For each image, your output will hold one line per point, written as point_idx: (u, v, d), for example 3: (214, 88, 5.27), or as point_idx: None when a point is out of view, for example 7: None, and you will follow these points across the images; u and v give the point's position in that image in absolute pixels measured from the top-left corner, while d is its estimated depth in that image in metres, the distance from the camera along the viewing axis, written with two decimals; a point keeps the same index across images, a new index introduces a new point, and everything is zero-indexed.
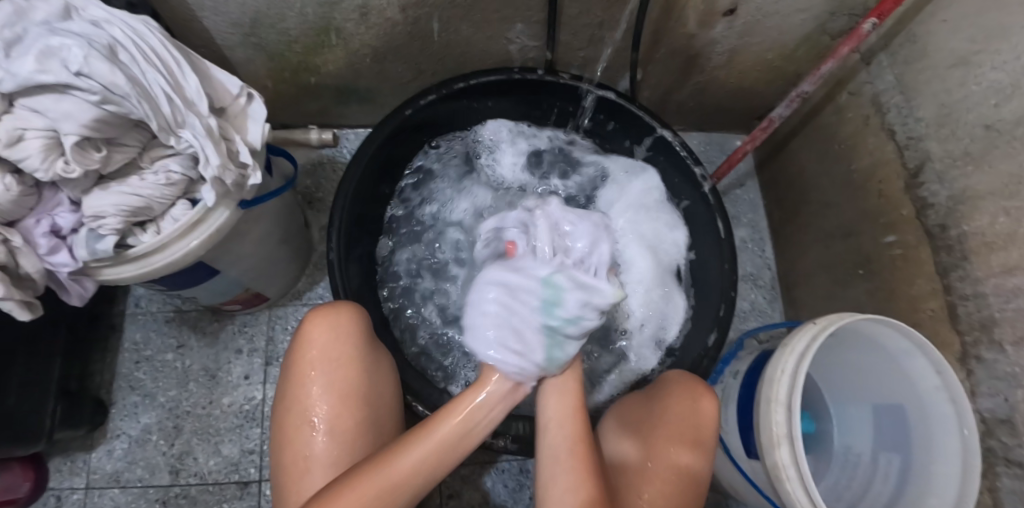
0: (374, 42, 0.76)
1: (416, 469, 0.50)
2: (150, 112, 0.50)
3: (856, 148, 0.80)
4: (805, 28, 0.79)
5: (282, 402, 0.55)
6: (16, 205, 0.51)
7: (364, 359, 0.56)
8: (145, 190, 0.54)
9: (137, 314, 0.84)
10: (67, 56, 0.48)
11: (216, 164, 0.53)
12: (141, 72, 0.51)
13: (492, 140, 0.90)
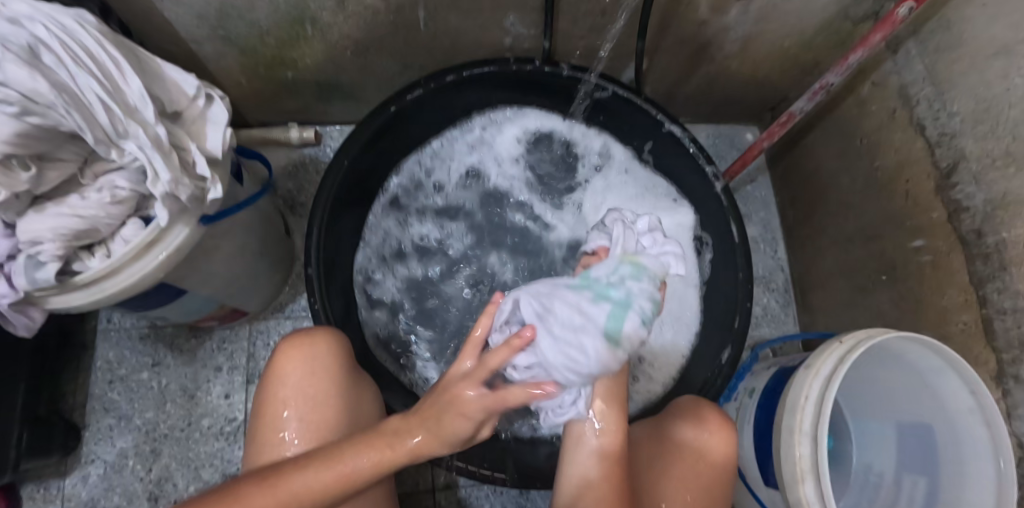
0: (354, 33, 0.70)
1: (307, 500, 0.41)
2: (84, 122, 0.45)
3: (881, 144, 0.73)
4: (827, 12, 0.72)
5: (253, 442, 0.51)
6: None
7: (337, 394, 0.52)
8: (86, 211, 0.48)
9: (110, 331, 0.78)
10: None
11: (167, 180, 0.48)
12: (71, 76, 0.45)
13: (500, 123, 0.83)
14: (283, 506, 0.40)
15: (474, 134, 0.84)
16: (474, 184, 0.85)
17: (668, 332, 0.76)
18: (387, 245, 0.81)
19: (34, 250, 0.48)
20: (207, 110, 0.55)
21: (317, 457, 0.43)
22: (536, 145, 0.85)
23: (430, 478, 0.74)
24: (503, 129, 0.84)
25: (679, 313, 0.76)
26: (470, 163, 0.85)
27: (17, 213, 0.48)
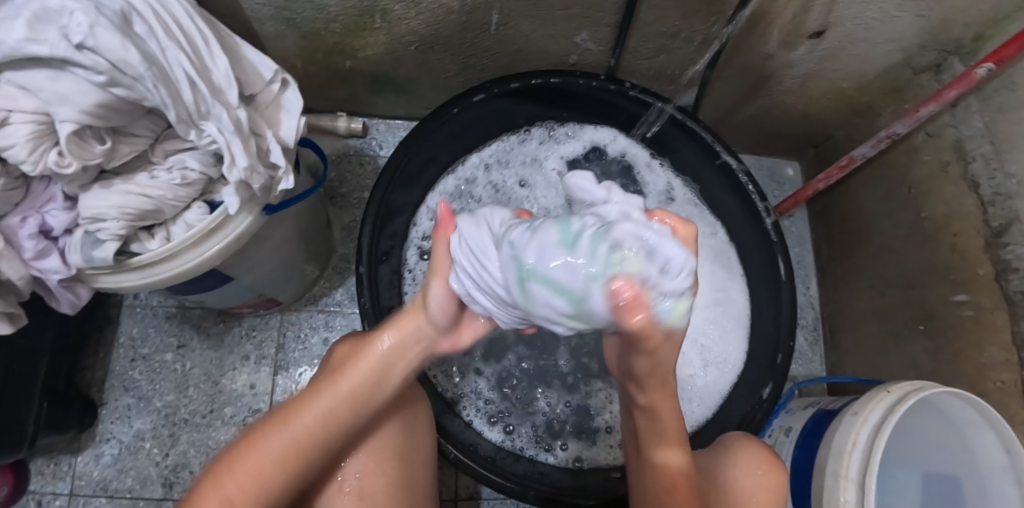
0: (422, 29, 0.68)
1: (298, 441, 0.42)
2: (170, 100, 0.42)
3: (929, 195, 0.74)
4: (890, 59, 0.72)
5: None
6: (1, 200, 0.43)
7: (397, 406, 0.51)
8: (155, 192, 0.46)
9: (135, 307, 0.76)
10: (67, 23, 0.38)
11: (244, 167, 0.46)
12: (160, 48, 0.42)
13: (556, 139, 0.83)
14: (293, 440, 0.42)
15: (531, 148, 0.82)
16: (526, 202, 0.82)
17: (705, 374, 0.76)
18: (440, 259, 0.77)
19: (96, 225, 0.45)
20: (281, 95, 0.53)
21: (294, 405, 0.43)
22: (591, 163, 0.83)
23: (453, 486, 0.73)
24: (557, 145, 0.83)
25: (720, 354, 0.77)
26: (522, 175, 0.82)
27: (81, 187, 0.45)
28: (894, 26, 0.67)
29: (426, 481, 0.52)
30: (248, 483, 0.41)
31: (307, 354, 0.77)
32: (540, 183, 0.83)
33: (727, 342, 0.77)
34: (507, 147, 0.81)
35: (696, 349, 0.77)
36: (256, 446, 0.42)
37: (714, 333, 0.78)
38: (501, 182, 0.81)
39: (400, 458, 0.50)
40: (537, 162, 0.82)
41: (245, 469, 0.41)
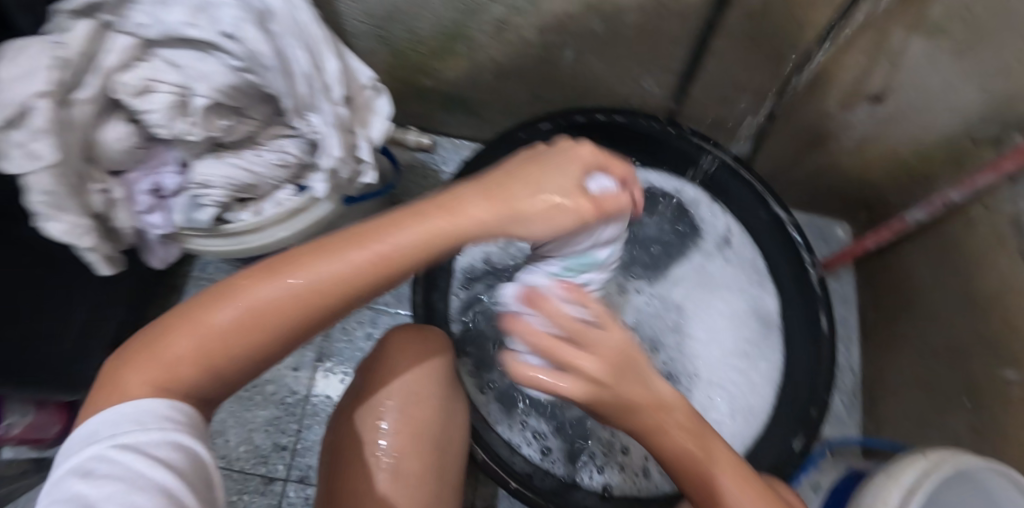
0: (501, 59, 0.75)
1: (293, 312, 0.33)
2: (285, 88, 0.49)
3: (983, 267, 0.74)
4: (949, 129, 0.73)
5: (348, 424, 0.53)
6: (127, 156, 0.49)
7: (442, 397, 0.55)
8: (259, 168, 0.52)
9: (201, 280, 0.83)
10: (219, 15, 0.46)
11: (336, 157, 0.51)
12: (287, 46, 0.48)
13: None
14: (297, 300, 0.33)
15: None
16: None
17: (732, 421, 0.76)
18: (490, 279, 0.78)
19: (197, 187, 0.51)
20: (373, 100, 0.58)
21: (295, 261, 0.33)
22: (644, 209, 0.86)
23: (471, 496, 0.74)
24: None
25: (749, 404, 0.76)
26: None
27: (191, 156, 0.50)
28: (954, 96, 0.68)
29: (458, 470, 0.56)
30: (224, 328, 0.32)
31: (350, 346, 0.82)
32: None
33: (753, 395, 0.77)
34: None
35: (722, 398, 0.78)
36: (226, 306, 0.32)
37: (743, 383, 0.78)
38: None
39: (437, 447, 0.53)
40: None
41: (195, 332, 0.31)
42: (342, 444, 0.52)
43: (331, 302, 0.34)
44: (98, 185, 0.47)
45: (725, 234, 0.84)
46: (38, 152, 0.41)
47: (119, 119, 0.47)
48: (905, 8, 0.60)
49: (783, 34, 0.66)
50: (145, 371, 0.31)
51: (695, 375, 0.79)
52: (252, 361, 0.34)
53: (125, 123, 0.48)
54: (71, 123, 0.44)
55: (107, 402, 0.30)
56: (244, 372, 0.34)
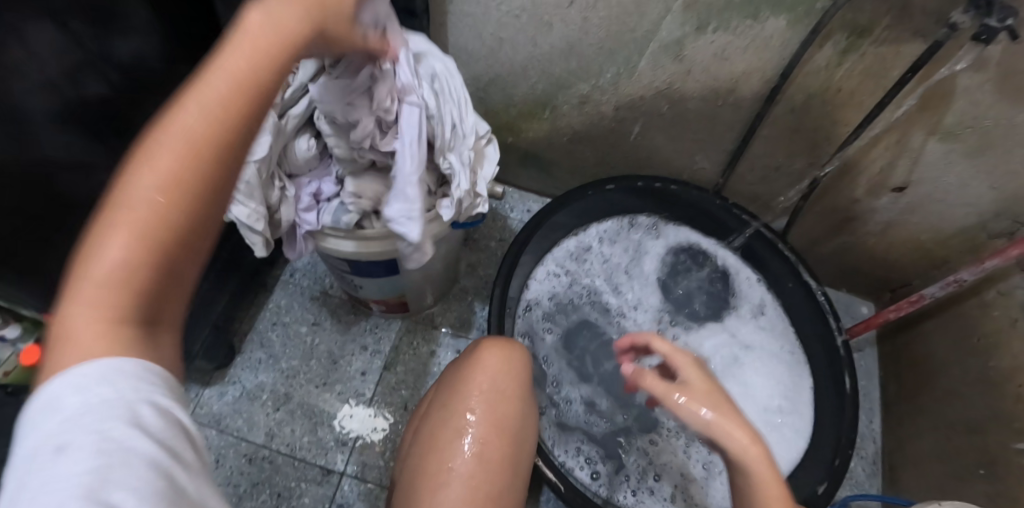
0: (578, 126, 0.89)
1: (204, 169, 0.29)
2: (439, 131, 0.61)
3: (996, 347, 0.81)
4: (964, 221, 0.84)
5: (442, 411, 0.62)
6: (306, 163, 0.63)
7: (520, 397, 0.64)
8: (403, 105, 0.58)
9: (289, 283, 0.97)
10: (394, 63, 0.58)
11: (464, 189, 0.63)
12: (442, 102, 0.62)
13: (657, 231, 0.94)
14: (161, 212, 0.28)
15: (636, 238, 0.94)
16: (621, 284, 0.93)
17: None
18: (551, 319, 0.89)
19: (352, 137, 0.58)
20: (486, 147, 0.70)
21: (145, 146, 0.29)
22: (681, 265, 0.94)
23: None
24: (656, 241, 0.94)
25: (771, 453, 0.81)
26: (625, 263, 0.93)
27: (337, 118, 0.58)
28: (969, 192, 0.80)
29: (527, 466, 0.63)
30: (109, 275, 0.28)
31: (413, 358, 0.92)
32: (636, 274, 0.93)
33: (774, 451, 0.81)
34: (621, 231, 0.93)
35: None
36: (134, 194, 0.28)
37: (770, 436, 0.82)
38: (612, 260, 0.93)
39: (516, 439, 0.61)
40: (637, 250, 0.94)
41: (95, 291, 0.28)
42: (436, 428, 0.61)
43: (256, 83, 0.31)
44: (279, 183, 0.61)
45: (759, 300, 0.90)
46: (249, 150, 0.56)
47: (307, 134, 0.62)
48: (925, 115, 0.73)
49: (819, 128, 0.79)
50: (90, 309, 0.28)
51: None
52: (190, 243, 0.29)
53: (312, 138, 0.62)
54: (282, 130, 0.59)
55: (64, 354, 0.28)
56: (183, 268, 0.30)
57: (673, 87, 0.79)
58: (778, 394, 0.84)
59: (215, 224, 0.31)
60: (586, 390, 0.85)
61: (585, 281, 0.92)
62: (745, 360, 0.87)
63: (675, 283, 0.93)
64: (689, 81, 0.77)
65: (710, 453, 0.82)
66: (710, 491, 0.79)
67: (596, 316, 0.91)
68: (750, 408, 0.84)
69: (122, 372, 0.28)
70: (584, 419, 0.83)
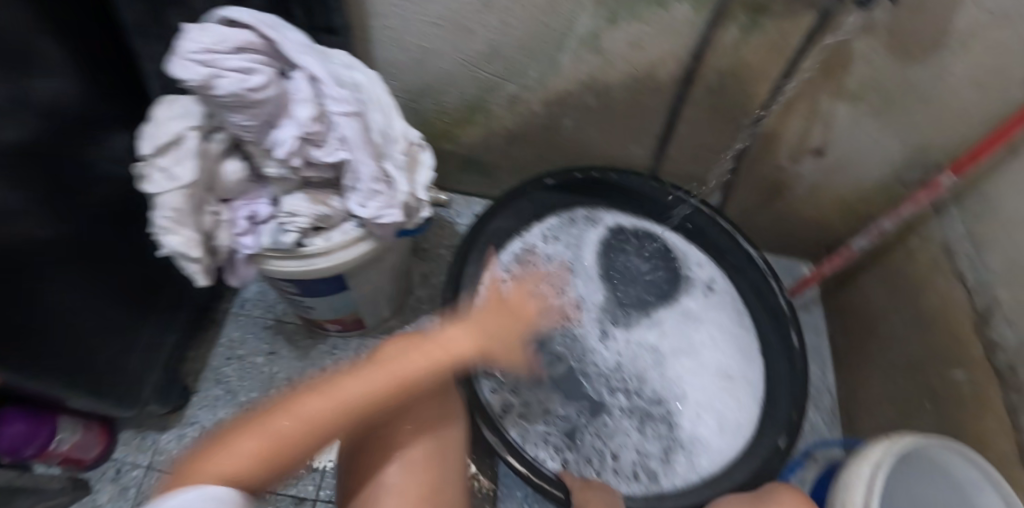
0: (511, 126, 0.91)
1: (309, 436, 0.43)
2: (369, 139, 0.60)
3: (926, 288, 0.87)
4: (882, 176, 0.90)
5: (361, 431, 0.56)
6: (237, 187, 0.62)
7: (440, 391, 0.58)
8: (333, 117, 0.58)
9: (239, 314, 0.95)
10: (324, 89, 0.57)
11: (406, 193, 0.63)
12: (370, 115, 0.62)
13: (593, 222, 0.96)
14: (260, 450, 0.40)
15: (575, 234, 0.95)
16: (566, 283, 0.93)
17: (718, 438, 0.83)
18: None
19: (278, 153, 0.56)
20: (421, 154, 0.69)
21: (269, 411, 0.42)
22: (620, 253, 0.95)
23: None
24: (593, 231, 0.96)
25: (733, 419, 0.84)
26: (568, 260, 0.94)
27: (259, 142, 0.57)
28: (881, 148, 0.86)
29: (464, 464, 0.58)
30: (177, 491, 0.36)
31: None
32: (581, 272, 0.94)
33: (732, 417, 0.84)
34: (562, 226, 0.95)
35: (710, 415, 0.85)
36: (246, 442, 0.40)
37: (726, 405, 0.85)
38: (556, 258, 0.93)
39: (441, 438, 0.56)
40: (577, 247, 0.95)
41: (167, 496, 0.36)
42: (358, 445, 0.55)
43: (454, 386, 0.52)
44: (212, 209, 0.61)
45: (708, 280, 0.94)
46: (176, 175, 0.56)
47: (234, 158, 0.61)
48: (830, 82, 0.78)
49: (736, 104, 0.84)
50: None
51: (678, 401, 0.86)
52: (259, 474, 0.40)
53: (240, 161, 0.61)
54: (207, 153, 0.58)
55: None
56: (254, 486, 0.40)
57: (596, 79, 0.82)
58: (731, 362, 0.88)
59: (285, 460, 0.42)
60: (544, 392, 0.85)
61: (530, 287, 0.91)
62: (697, 337, 0.90)
63: (619, 272, 0.94)
64: (610, 71, 0.80)
65: (669, 428, 0.84)
66: (678, 460, 0.81)
67: (544, 319, 0.90)
68: (705, 381, 0.87)
69: (203, 501, 0.33)
70: (543, 414, 0.83)
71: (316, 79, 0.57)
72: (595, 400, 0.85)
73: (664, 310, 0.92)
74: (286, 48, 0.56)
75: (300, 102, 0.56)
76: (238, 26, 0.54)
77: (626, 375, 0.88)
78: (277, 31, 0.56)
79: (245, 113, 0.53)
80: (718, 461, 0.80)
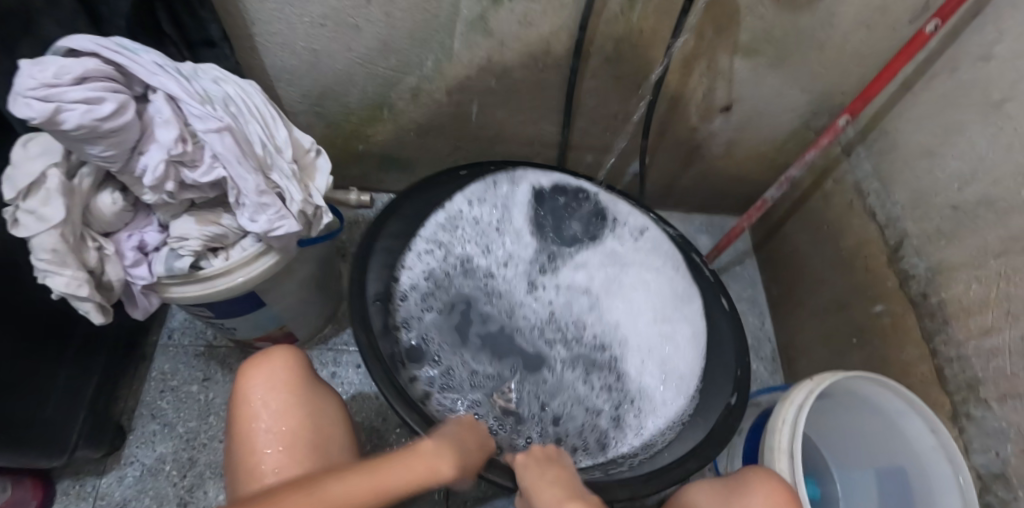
0: (420, 119, 0.90)
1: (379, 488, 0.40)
2: (248, 152, 0.58)
3: (844, 229, 0.89)
4: (791, 125, 0.91)
5: (233, 462, 0.53)
6: (117, 218, 0.60)
7: (304, 400, 0.55)
8: (202, 135, 0.56)
9: (168, 346, 0.93)
10: (187, 108, 0.56)
11: (300, 201, 0.61)
12: (247, 127, 0.60)
13: (520, 181, 0.88)
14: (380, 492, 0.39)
15: (502, 193, 0.88)
16: (496, 245, 0.87)
17: (664, 389, 0.80)
18: (431, 296, 0.81)
19: (147, 180, 0.54)
20: (316, 160, 0.68)
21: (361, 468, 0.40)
22: (551, 207, 0.89)
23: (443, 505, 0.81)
24: (522, 189, 0.88)
25: (676, 366, 0.81)
26: (496, 220, 0.87)
27: (129, 170, 0.55)
28: (785, 98, 0.87)
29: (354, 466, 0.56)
30: None
31: None
32: (510, 232, 0.88)
33: (675, 367, 0.81)
34: (486, 189, 0.86)
35: (653, 361, 0.82)
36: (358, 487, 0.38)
37: (671, 346, 0.83)
38: (483, 221, 0.86)
39: (319, 447, 0.53)
40: (504, 206, 0.88)
41: None
42: (235, 478, 0.52)
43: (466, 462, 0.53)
44: (94, 244, 0.58)
45: (639, 227, 0.90)
46: (46, 216, 0.53)
47: (109, 188, 0.58)
48: (724, 39, 0.78)
49: (639, 71, 0.84)
50: None
51: (620, 347, 0.84)
52: None
53: (116, 191, 0.59)
54: (76, 190, 0.55)
55: None
56: None
57: (494, 61, 0.81)
58: (668, 307, 0.85)
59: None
60: (477, 360, 0.80)
61: (457, 251, 0.85)
62: (635, 287, 0.87)
63: (548, 230, 0.89)
64: (506, 52, 0.79)
65: (615, 378, 0.81)
66: (628, 420, 0.77)
67: (473, 282, 0.85)
68: (643, 328, 0.85)
69: None
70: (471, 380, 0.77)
71: (176, 98, 0.55)
72: (532, 356, 0.82)
73: (594, 263, 0.89)
74: (137, 71, 0.54)
75: (165, 125, 0.54)
76: (82, 54, 0.52)
77: (563, 326, 0.85)
78: (126, 55, 0.54)
79: (102, 144, 0.51)
80: (666, 417, 0.77)
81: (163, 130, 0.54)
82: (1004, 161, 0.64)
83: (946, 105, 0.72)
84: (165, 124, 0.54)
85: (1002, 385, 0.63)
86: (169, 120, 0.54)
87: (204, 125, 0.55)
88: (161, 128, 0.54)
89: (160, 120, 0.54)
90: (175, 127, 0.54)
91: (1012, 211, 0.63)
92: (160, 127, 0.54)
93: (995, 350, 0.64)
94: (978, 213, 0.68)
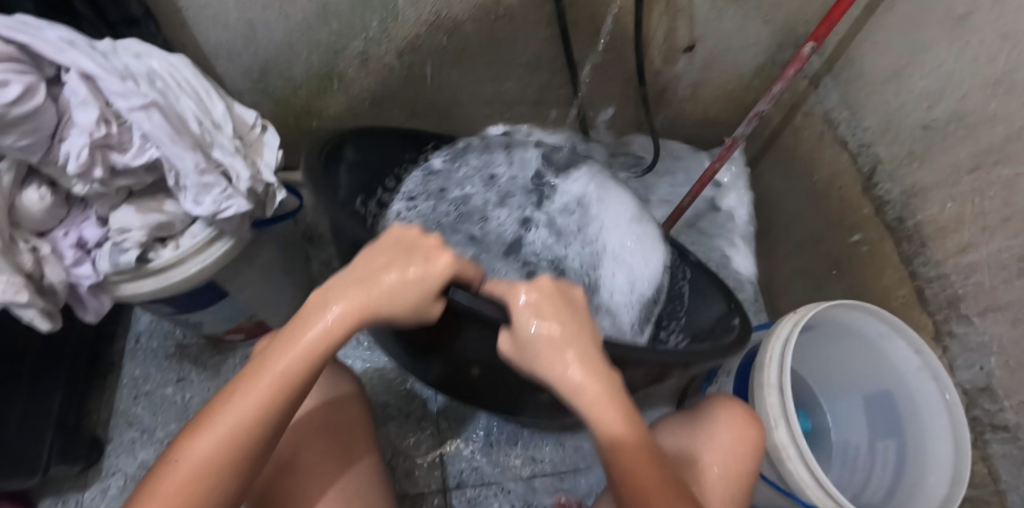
0: (372, 87, 0.85)
1: (256, 407, 0.40)
2: (184, 130, 0.54)
3: (816, 162, 0.88)
4: (758, 60, 0.89)
5: None
6: (49, 215, 0.55)
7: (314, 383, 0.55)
8: (128, 116, 0.51)
9: (137, 351, 0.89)
10: (106, 87, 0.51)
11: (248, 179, 0.57)
12: (179, 104, 0.56)
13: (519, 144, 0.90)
14: (241, 414, 0.40)
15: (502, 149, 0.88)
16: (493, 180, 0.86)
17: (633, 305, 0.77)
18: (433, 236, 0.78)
19: (71, 170, 0.49)
20: (262, 136, 0.64)
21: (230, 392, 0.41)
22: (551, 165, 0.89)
23: (440, 477, 0.79)
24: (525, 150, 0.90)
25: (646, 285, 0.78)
26: (492, 167, 0.86)
27: (51, 161, 0.50)
28: (748, 32, 0.84)
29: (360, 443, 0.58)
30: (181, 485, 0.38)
31: None
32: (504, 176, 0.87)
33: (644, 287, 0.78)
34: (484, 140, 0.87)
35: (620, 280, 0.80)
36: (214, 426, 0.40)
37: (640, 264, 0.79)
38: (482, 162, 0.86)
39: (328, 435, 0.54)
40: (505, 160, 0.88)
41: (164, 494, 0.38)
42: None
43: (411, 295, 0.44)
44: (26, 244, 0.53)
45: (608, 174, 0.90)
46: None
47: (36, 183, 0.54)
48: None
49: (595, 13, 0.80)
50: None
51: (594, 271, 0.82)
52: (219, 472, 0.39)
53: (43, 186, 0.54)
54: None
55: None
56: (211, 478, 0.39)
57: (442, 16, 0.76)
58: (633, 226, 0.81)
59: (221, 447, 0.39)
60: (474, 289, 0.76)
61: (455, 191, 0.82)
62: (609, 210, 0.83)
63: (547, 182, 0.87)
64: (453, 6, 0.75)
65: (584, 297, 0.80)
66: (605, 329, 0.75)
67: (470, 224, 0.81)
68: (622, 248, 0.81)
69: None
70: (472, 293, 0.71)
71: (93, 76, 0.51)
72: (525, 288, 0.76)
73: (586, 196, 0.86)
74: (43, 50, 0.49)
75: (83, 107, 0.50)
76: None
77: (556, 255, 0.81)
78: (27, 33, 0.49)
79: (15, 133, 0.46)
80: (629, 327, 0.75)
81: (81, 113, 0.50)
82: (971, 75, 0.63)
83: (910, 23, 0.70)
84: (82, 107, 0.50)
85: (982, 299, 0.62)
86: (87, 102, 0.50)
87: (128, 106, 0.51)
88: (79, 111, 0.50)
89: (78, 103, 0.50)
90: (95, 109, 0.50)
91: (982, 124, 0.62)
92: (78, 111, 0.50)
93: (973, 266, 0.63)
94: (949, 130, 0.66)
